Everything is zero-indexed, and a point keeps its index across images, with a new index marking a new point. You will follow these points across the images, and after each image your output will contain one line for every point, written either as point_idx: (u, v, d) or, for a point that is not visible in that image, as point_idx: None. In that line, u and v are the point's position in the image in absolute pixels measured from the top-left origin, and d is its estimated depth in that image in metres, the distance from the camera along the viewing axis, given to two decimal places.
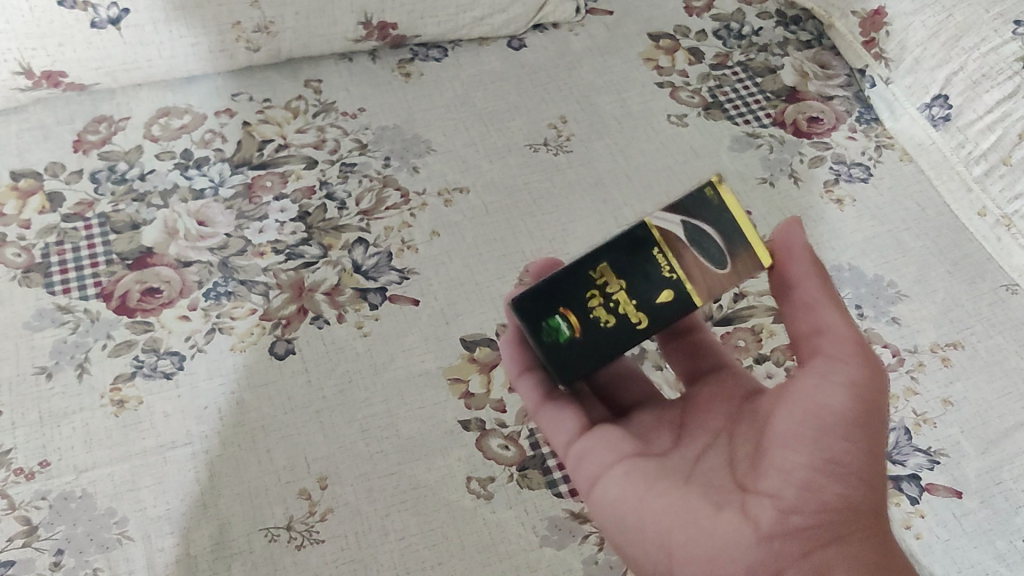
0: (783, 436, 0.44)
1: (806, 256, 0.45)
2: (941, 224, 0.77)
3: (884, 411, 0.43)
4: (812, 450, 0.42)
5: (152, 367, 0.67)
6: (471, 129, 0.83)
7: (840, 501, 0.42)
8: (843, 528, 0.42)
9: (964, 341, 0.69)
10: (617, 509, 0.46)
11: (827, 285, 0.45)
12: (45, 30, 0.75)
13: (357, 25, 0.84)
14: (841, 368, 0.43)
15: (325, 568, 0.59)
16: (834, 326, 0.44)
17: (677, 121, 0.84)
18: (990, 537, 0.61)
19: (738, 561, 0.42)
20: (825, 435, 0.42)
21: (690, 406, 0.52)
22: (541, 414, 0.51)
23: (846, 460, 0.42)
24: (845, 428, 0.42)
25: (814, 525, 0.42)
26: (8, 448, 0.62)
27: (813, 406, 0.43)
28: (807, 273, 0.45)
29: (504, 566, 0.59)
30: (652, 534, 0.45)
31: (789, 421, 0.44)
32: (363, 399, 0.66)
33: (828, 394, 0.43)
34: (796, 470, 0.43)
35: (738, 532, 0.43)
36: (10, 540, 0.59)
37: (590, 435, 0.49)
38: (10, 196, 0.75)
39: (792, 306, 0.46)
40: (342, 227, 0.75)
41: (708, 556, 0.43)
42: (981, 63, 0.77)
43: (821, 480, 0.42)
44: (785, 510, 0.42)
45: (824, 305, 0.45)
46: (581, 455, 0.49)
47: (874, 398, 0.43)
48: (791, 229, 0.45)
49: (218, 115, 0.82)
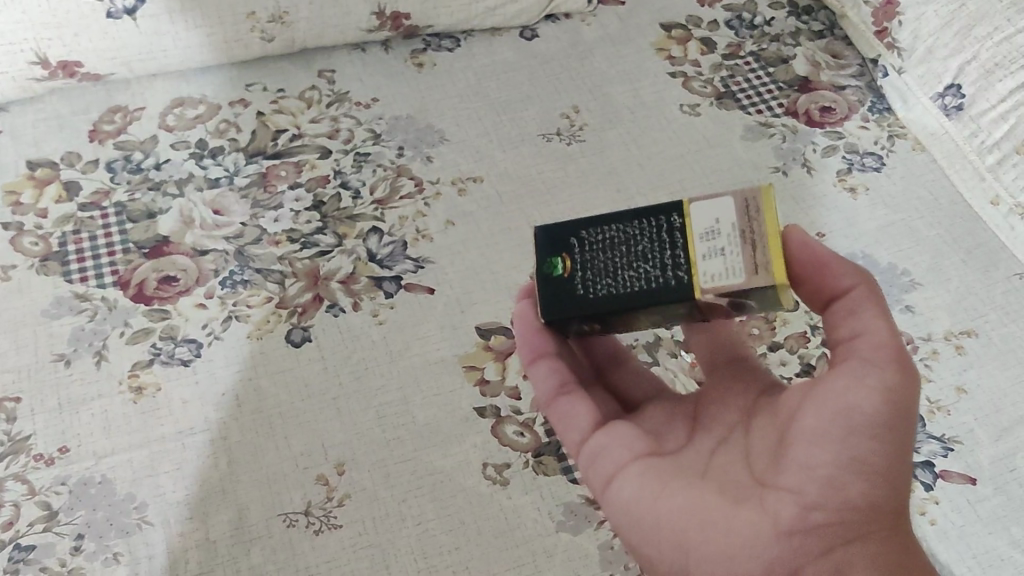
0: (808, 432, 0.42)
1: (838, 262, 0.43)
2: (954, 213, 0.77)
3: (914, 413, 0.41)
4: (838, 450, 0.41)
5: (170, 354, 0.67)
6: (485, 119, 0.83)
7: (862, 500, 0.41)
8: (860, 526, 0.42)
9: (978, 329, 0.70)
10: (633, 509, 0.46)
11: (871, 287, 0.43)
12: (61, 19, 0.76)
13: (370, 15, 0.85)
14: (875, 369, 0.41)
15: (344, 552, 0.59)
16: (873, 329, 0.42)
17: (690, 110, 0.84)
18: (1005, 523, 0.61)
19: (756, 558, 0.42)
20: (853, 436, 0.41)
21: (702, 399, 0.51)
22: (551, 410, 0.50)
23: (871, 459, 0.41)
24: (875, 432, 0.41)
25: (833, 523, 0.42)
26: (28, 434, 0.63)
27: (842, 406, 0.41)
28: (848, 279, 0.43)
29: (521, 551, 0.60)
30: (667, 532, 0.44)
31: (814, 417, 0.42)
32: (380, 385, 0.67)
33: (859, 396, 0.41)
34: (820, 468, 0.41)
35: (756, 527, 0.42)
36: (31, 524, 0.59)
37: (605, 431, 0.48)
38: (27, 185, 0.76)
39: (831, 310, 0.44)
40: (356, 216, 0.75)
41: (725, 555, 0.42)
42: (994, 52, 0.76)
43: (844, 478, 0.41)
44: (806, 507, 0.42)
45: (866, 309, 0.42)
46: (596, 452, 0.48)
47: (906, 403, 0.41)
48: (805, 240, 0.43)
49: (232, 105, 0.82)
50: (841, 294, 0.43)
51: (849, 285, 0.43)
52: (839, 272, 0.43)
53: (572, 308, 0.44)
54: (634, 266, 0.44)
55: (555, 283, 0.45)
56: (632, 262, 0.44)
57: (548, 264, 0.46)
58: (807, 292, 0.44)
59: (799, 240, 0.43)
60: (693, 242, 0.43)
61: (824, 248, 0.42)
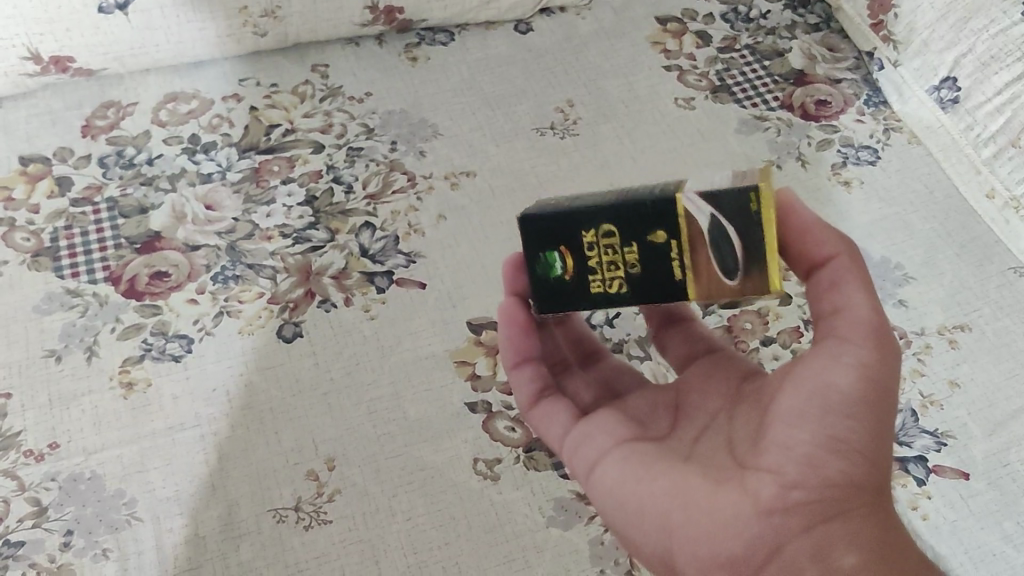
0: (786, 412, 0.41)
1: (821, 231, 0.42)
2: (949, 206, 0.76)
3: (894, 391, 0.41)
4: (815, 427, 0.40)
5: (161, 350, 0.67)
6: (478, 114, 0.83)
7: (842, 477, 0.40)
8: (842, 504, 0.40)
9: (973, 323, 0.69)
10: (616, 495, 0.45)
11: (853, 259, 0.42)
12: (53, 15, 0.75)
13: (363, 9, 0.84)
14: (851, 347, 0.41)
15: (333, 548, 0.59)
16: (854, 305, 0.41)
17: (684, 104, 0.83)
18: (997, 518, 0.60)
19: (738, 538, 0.41)
20: (831, 413, 0.40)
21: (686, 387, 0.50)
22: (535, 409, 0.51)
23: (850, 436, 0.40)
24: (852, 407, 0.40)
25: (813, 501, 0.40)
26: (18, 430, 0.63)
27: (818, 385, 0.41)
28: (830, 248, 0.42)
29: (510, 546, 0.60)
30: (650, 515, 0.44)
31: (792, 398, 0.41)
32: (371, 381, 0.66)
33: (835, 373, 0.40)
34: (799, 447, 0.40)
35: (737, 507, 0.41)
36: (20, 521, 0.59)
37: (588, 425, 0.49)
38: (19, 181, 0.76)
39: (813, 282, 0.43)
40: (348, 212, 0.75)
41: (706, 535, 0.42)
42: (990, 45, 0.75)
43: (823, 456, 0.40)
44: (786, 486, 0.40)
45: (847, 282, 0.42)
46: (581, 441, 0.48)
47: (884, 379, 0.40)
48: (793, 204, 0.43)
49: (225, 99, 0.82)
50: (823, 264, 0.43)
51: (831, 255, 0.42)
52: (821, 243, 0.42)
53: (556, 217, 0.44)
54: (624, 193, 0.44)
55: (546, 205, 0.45)
56: (623, 192, 0.44)
57: (545, 198, 0.46)
58: (791, 258, 0.44)
59: (789, 204, 0.43)
60: (685, 182, 0.43)
61: (810, 213, 0.42)
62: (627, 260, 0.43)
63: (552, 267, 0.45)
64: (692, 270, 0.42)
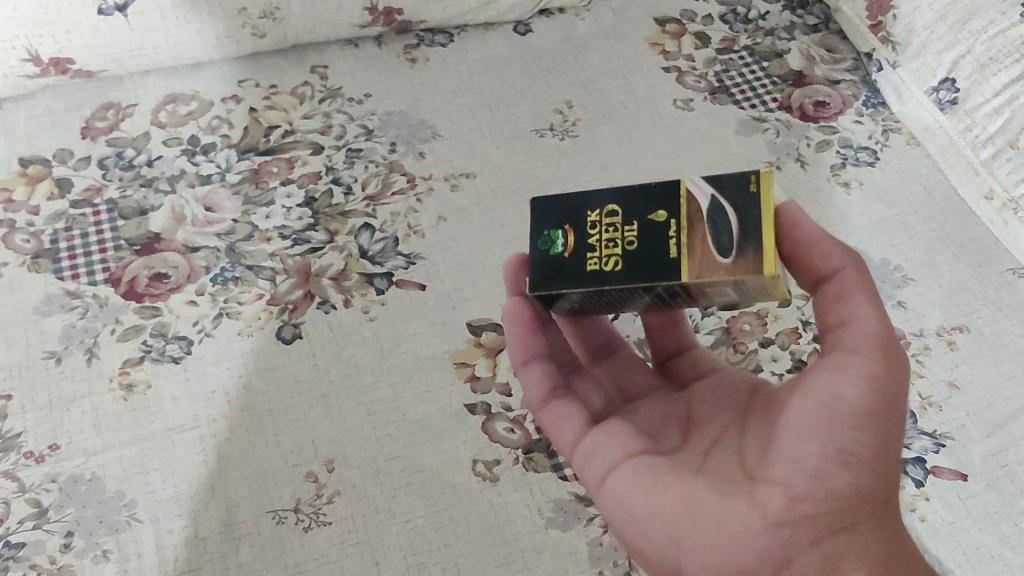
0: (795, 425, 0.42)
1: (826, 243, 0.43)
2: (948, 207, 0.76)
3: (902, 403, 0.41)
4: (824, 439, 0.40)
5: (160, 351, 0.67)
6: (477, 115, 0.83)
7: (850, 490, 0.40)
8: (851, 516, 0.40)
9: (971, 324, 0.69)
10: (626, 505, 0.45)
11: (859, 271, 0.43)
12: (52, 16, 0.75)
13: (362, 10, 0.84)
14: (859, 359, 0.41)
15: (333, 550, 0.60)
16: (861, 317, 0.42)
17: (683, 105, 0.84)
18: (995, 519, 0.61)
19: (747, 550, 0.41)
20: (839, 425, 0.40)
21: (696, 402, 0.51)
22: (545, 416, 0.50)
23: (858, 449, 0.40)
24: (860, 419, 0.40)
25: (821, 514, 0.40)
26: (19, 431, 0.63)
27: (827, 397, 0.41)
28: (835, 262, 0.43)
29: (509, 547, 0.60)
30: (659, 526, 0.43)
31: (801, 409, 0.42)
32: (370, 382, 0.67)
33: (843, 385, 0.41)
34: (808, 459, 0.41)
35: (746, 519, 0.41)
36: (21, 522, 0.60)
37: (598, 430, 0.48)
38: (19, 182, 0.76)
39: (820, 295, 0.44)
40: (347, 213, 0.75)
41: (716, 547, 0.41)
42: (988, 46, 0.75)
43: (832, 468, 0.40)
44: (795, 498, 0.40)
45: (854, 295, 0.42)
46: (591, 450, 0.48)
47: (892, 392, 0.41)
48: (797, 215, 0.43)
49: (224, 101, 0.82)
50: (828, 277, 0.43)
51: (837, 268, 0.43)
52: (825, 256, 0.43)
53: (566, 198, 0.46)
54: None
55: None
56: None
57: None
58: (796, 270, 0.44)
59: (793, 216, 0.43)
60: None
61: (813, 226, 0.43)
62: (626, 239, 0.44)
63: (553, 244, 0.45)
64: (686, 248, 0.43)
